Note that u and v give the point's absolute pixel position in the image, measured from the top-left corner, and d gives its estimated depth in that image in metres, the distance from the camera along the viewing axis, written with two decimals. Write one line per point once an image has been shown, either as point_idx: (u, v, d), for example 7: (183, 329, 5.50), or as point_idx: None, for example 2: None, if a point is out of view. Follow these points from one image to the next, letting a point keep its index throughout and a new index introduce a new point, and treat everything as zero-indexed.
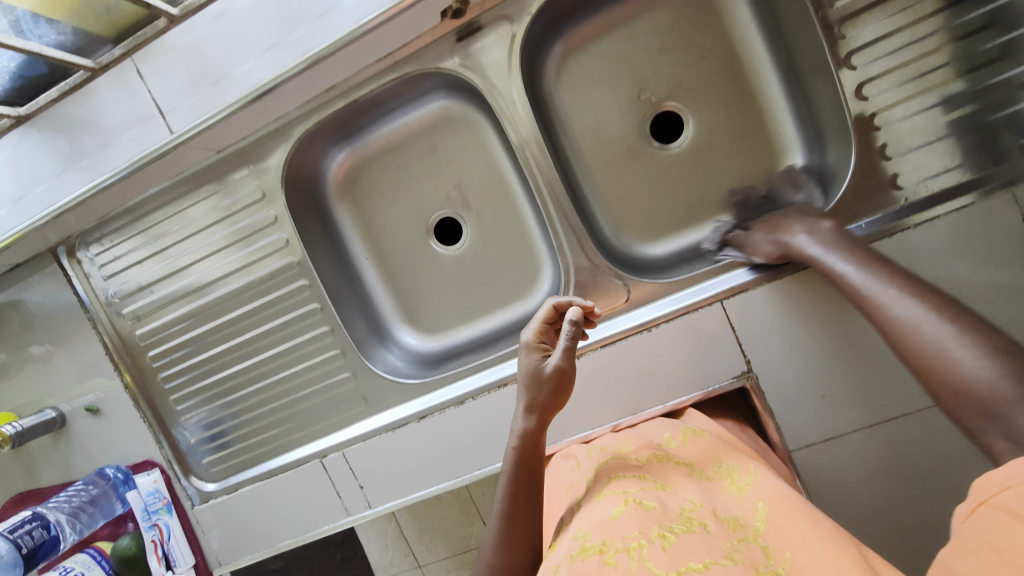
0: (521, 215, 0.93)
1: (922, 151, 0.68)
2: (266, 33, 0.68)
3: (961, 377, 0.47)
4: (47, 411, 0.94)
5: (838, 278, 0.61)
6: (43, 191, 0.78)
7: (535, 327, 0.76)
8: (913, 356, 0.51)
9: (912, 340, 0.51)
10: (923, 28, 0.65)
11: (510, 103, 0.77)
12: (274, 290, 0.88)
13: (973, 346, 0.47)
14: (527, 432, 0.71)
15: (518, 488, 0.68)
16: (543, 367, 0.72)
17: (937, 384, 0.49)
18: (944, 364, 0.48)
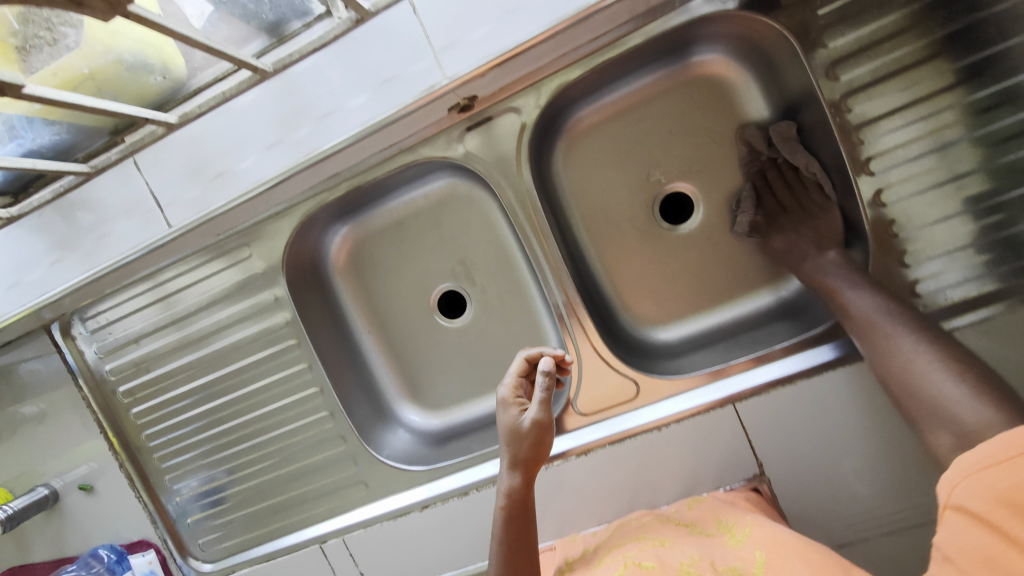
0: (527, 292, 0.91)
1: (943, 259, 0.66)
2: (269, 130, 0.66)
3: (930, 388, 0.55)
4: (40, 488, 0.92)
5: (849, 309, 0.65)
6: (40, 278, 0.76)
7: (511, 381, 0.72)
8: (890, 372, 0.60)
9: (890, 357, 0.60)
10: (945, 137, 0.64)
11: (515, 195, 0.75)
12: (274, 372, 0.86)
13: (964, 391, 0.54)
14: (514, 490, 0.68)
15: (511, 549, 0.66)
16: (521, 422, 0.68)
17: (909, 392, 0.58)
18: (916, 376, 0.57)
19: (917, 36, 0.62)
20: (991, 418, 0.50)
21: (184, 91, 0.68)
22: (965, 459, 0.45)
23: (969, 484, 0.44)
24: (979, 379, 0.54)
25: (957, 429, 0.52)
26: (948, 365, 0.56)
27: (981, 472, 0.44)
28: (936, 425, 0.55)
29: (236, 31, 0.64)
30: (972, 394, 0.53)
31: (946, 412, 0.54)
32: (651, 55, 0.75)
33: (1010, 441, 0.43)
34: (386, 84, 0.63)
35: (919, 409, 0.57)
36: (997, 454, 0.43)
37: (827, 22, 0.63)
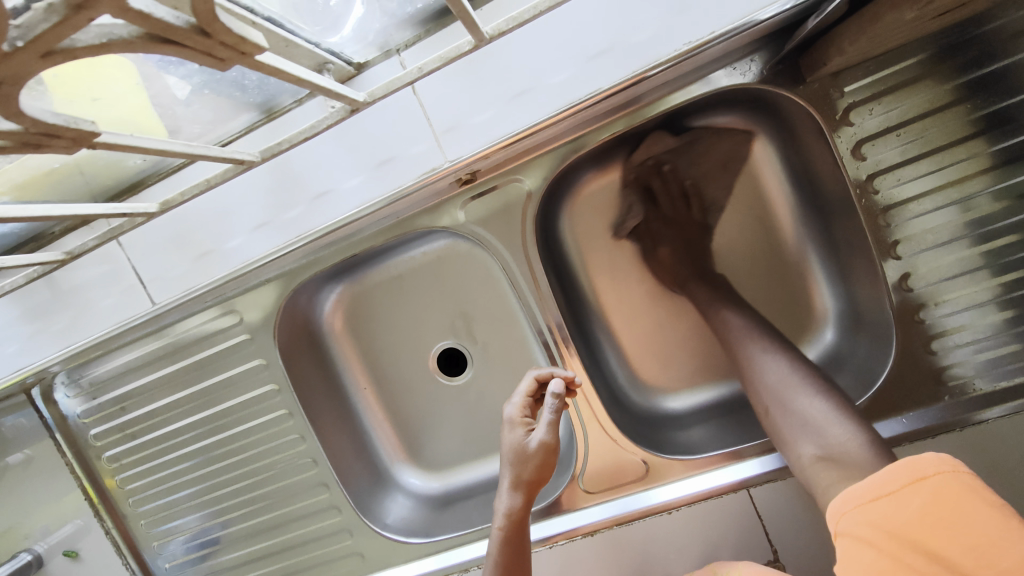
0: (531, 351, 0.84)
1: (968, 348, 0.63)
2: (255, 214, 0.69)
3: (798, 404, 0.59)
4: (23, 553, 0.87)
5: (725, 329, 0.67)
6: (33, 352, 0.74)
7: (519, 401, 0.69)
8: (767, 388, 0.62)
9: (769, 373, 0.62)
10: (973, 223, 0.61)
11: (518, 268, 0.70)
12: (267, 441, 0.82)
13: (833, 410, 0.57)
14: (515, 512, 0.65)
15: (506, 568, 0.63)
16: (527, 443, 0.65)
17: (776, 405, 0.61)
18: (789, 391, 0.60)
19: (947, 118, 0.59)
20: (847, 430, 0.55)
21: (165, 166, 0.66)
22: (853, 490, 0.49)
23: (860, 515, 0.48)
24: (836, 396, 0.58)
25: (822, 441, 0.55)
26: (815, 384, 0.60)
27: (869, 504, 0.48)
28: (798, 438, 0.58)
29: (216, 108, 0.61)
30: (834, 414, 0.56)
31: (817, 425, 0.56)
32: (664, 118, 0.70)
33: (891, 473, 0.47)
34: (384, 165, 0.66)
35: (786, 424, 0.59)
36: (884, 485, 0.47)
37: (854, 100, 0.60)
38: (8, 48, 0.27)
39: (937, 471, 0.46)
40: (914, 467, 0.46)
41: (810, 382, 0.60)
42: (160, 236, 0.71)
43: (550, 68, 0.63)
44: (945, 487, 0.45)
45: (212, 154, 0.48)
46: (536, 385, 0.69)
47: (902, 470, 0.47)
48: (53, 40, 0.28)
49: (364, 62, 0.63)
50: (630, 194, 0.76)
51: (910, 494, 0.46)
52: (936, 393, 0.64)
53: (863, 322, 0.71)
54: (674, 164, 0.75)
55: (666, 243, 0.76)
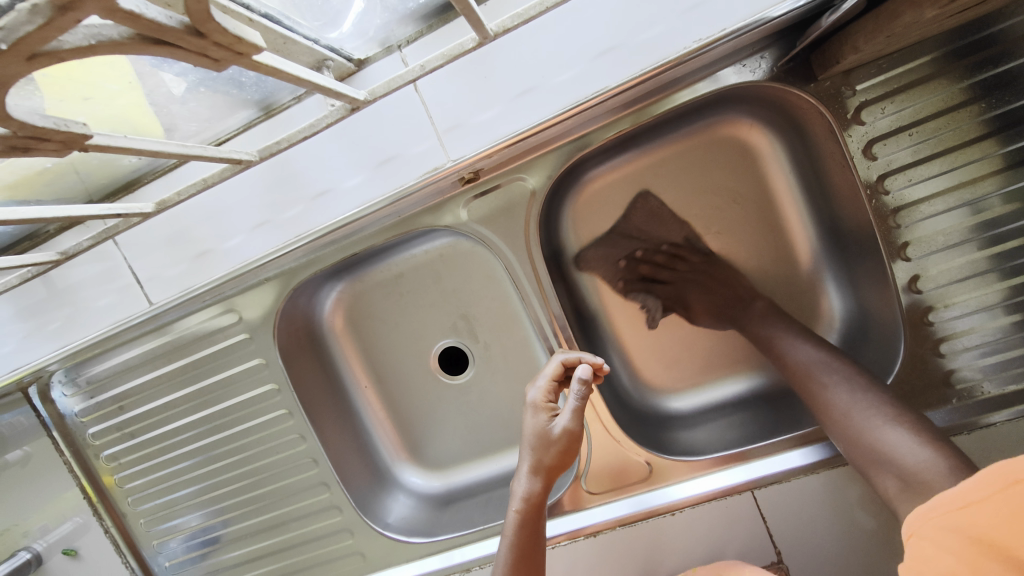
0: (533, 352, 0.84)
1: (976, 351, 0.62)
2: (256, 212, 0.68)
3: (871, 436, 0.55)
4: (22, 552, 0.86)
5: (786, 359, 0.64)
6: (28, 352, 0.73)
7: (544, 385, 0.67)
8: (835, 421, 0.58)
9: (835, 407, 0.58)
10: (984, 225, 0.60)
11: (521, 268, 0.69)
12: (268, 440, 0.82)
13: (910, 437, 0.53)
14: (534, 495, 0.64)
15: (521, 552, 0.62)
16: (551, 428, 0.64)
17: (849, 439, 0.57)
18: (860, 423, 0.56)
19: (960, 117, 0.58)
20: (929, 462, 0.51)
21: (161, 163, 0.64)
22: (942, 497, 0.43)
23: (943, 521, 0.42)
24: (912, 422, 0.54)
25: (902, 476, 0.52)
26: (888, 413, 0.55)
27: (955, 512, 0.42)
28: (878, 473, 0.54)
29: (214, 105, 0.60)
30: (914, 442, 0.52)
31: (894, 459, 0.53)
32: (669, 116, 0.69)
33: (981, 478, 0.41)
34: (386, 164, 0.65)
35: (862, 457, 0.56)
36: (971, 492, 0.41)
37: (866, 99, 0.59)
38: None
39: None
40: (1006, 471, 0.39)
41: (885, 411, 0.55)
42: (157, 233, 0.70)
43: (555, 65, 0.61)
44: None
45: (206, 154, 0.46)
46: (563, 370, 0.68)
47: (992, 476, 0.40)
48: (36, 43, 0.26)
49: (366, 58, 0.61)
50: (638, 295, 0.78)
51: (996, 500, 0.39)
52: (944, 396, 0.63)
53: (871, 324, 0.70)
54: (644, 246, 0.77)
55: (690, 293, 0.76)
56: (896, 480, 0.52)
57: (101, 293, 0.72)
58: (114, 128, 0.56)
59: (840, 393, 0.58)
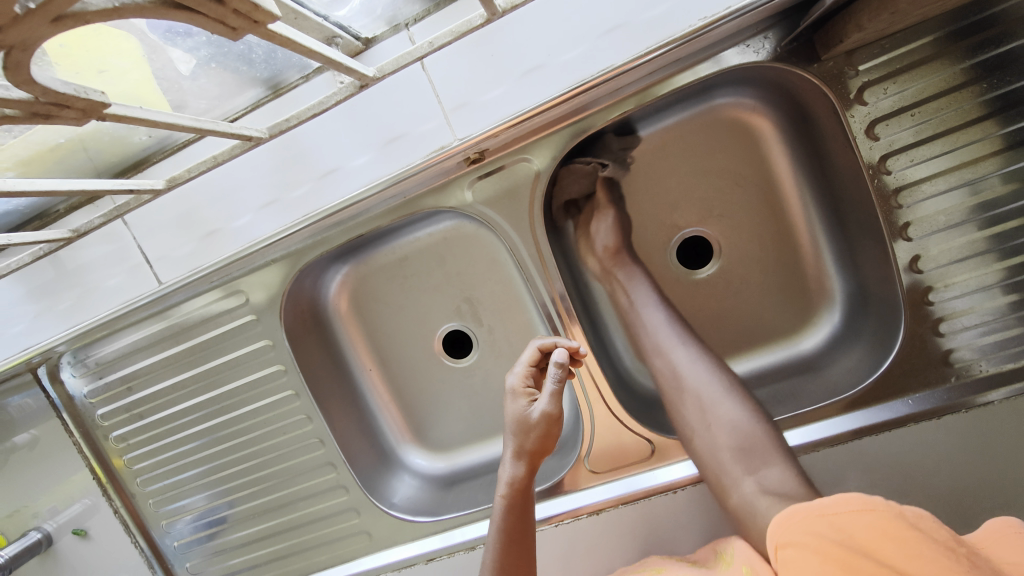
0: (537, 335, 0.85)
1: (976, 330, 0.63)
2: (264, 192, 0.69)
3: (728, 424, 0.63)
4: (33, 531, 0.87)
5: (652, 335, 0.69)
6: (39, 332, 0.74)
7: (522, 370, 0.69)
8: (697, 405, 0.64)
9: (701, 391, 0.65)
10: (983, 205, 0.61)
11: (525, 249, 0.70)
12: (274, 421, 0.83)
13: (769, 446, 0.61)
14: (518, 479, 0.65)
15: (510, 535, 0.63)
16: (530, 413, 0.65)
17: (707, 426, 0.64)
18: (717, 411, 0.63)
19: (961, 98, 0.59)
20: (777, 454, 0.60)
21: (171, 142, 0.65)
22: (804, 506, 0.51)
23: (803, 526, 0.50)
24: (755, 408, 0.64)
25: (757, 469, 0.59)
26: (738, 400, 0.64)
27: (816, 520, 0.50)
28: (733, 469, 0.61)
29: (223, 83, 0.60)
30: (771, 448, 0.61)
31: (748, 449, 0.61)
32: (673, 98, 0.70)
33: (845, 499, 0.50)
34: (394, 144, 0.66)
35: (720, 448, 0.62)
36: (834, 507, 0.50)
37: (868, 79, 0.59)
38: (19, 10, 0.27)
39: (887, 507, 0.49)
40: (865, 500, 0.50)
41: (736, 399, 0.64)
42: (167, 214, 0.71)
43: (559, 44, 0.61)
44: (890, 518, 0.48)
45: (219, 130, 0.47)
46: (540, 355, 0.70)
47: (855, 499, 0.50)
48: (65, 4, 0.27)
49: (373, 37, 0.62)
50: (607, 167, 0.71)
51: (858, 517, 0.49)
52: (943, 375, 0.64)
53: (871, 305, 0.71)
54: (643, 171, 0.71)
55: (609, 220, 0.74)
56: (753, 478, 0.59)
57: (112, 274, 0.73)
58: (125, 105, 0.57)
59: (701, 377, 0.66)
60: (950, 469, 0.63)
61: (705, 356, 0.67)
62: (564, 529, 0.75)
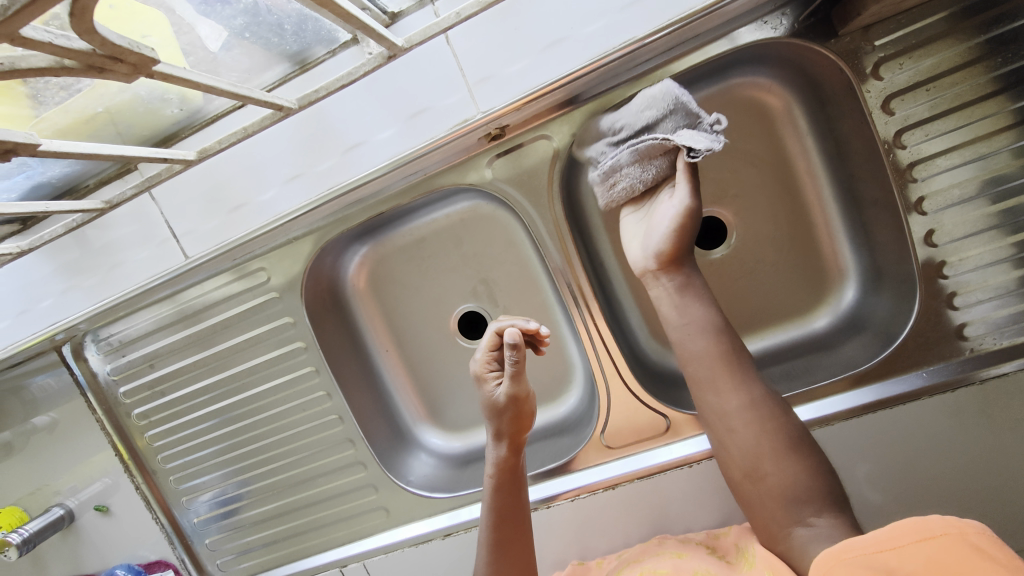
0: (553, 315, 0.86)
1: (990, 302, 0.64)
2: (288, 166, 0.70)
3: (777, 473, 0.57)
4: (55, 508, 0.89)
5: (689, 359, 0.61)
6: (69, 308, 0.77)
7: (483, 356, 0.71)
8: (745, 449, 0.58)
9: (751, 434, 0.58)
10: (997, 179, 0.62)
11: (543, 226, 0.71)
12: (293, 399, 0.84)
13: (821, 497, 0.55)
14: (502, 459, 0.69)
15: (503, 509, 0.68)
16: (495, 398, 0.69)
17: (758, 472, 0.58)
18: (769, 459, 0.57)
19: (975, 73, 0.60)
20: (832, 507, 0.55)
21: (200, 117, 0.67)
22: (855, 541, 0.47)
23: (855, 562, 0.46)
24: (813, 456, 0.57)
25: (807, 522, 0.55)
26: (793, 447, 0.57)
27: (870, 556, 0.46)
28: (779, 515, 0.57)
29: (254, 57, 0.62)
30: (821, 496, 0.55)
31: (798, 501, 0.56)
32: (691, 76, 0.71)
33: (898, 528, 0.46)
34: (417, 118, 0.67)
35: (768, 493, 0.57)
36: (889, 539, 0.46)
37: (884, 55, 0.60)
38: None
39: (947, 533, 0.44)
40: (921, 526, 0.45)
41: (790, 444, 0.57)
42: (195, 189, 0.73)
43: (580, 18, 0.63)
44: (950, 546, 0.43)
45: (257, 96, 0.52)
46: (497, 338, 0.71)
47: (909, 528, 0.45)
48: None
49: (399, 12, 0.64)
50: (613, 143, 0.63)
51: (916, 545, 0.44)
52: (956, 348, 0.65)
53: (885, 280, 0.72)
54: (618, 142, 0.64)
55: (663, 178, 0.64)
56: (804, 527, 0.55)
57: (139, 250, 0.75)
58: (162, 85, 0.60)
59: (754, 419, 0.59)
60: (953, 438, 0.66)
61: (762, 397, 0.59)
62: (579, 503, 0.76)
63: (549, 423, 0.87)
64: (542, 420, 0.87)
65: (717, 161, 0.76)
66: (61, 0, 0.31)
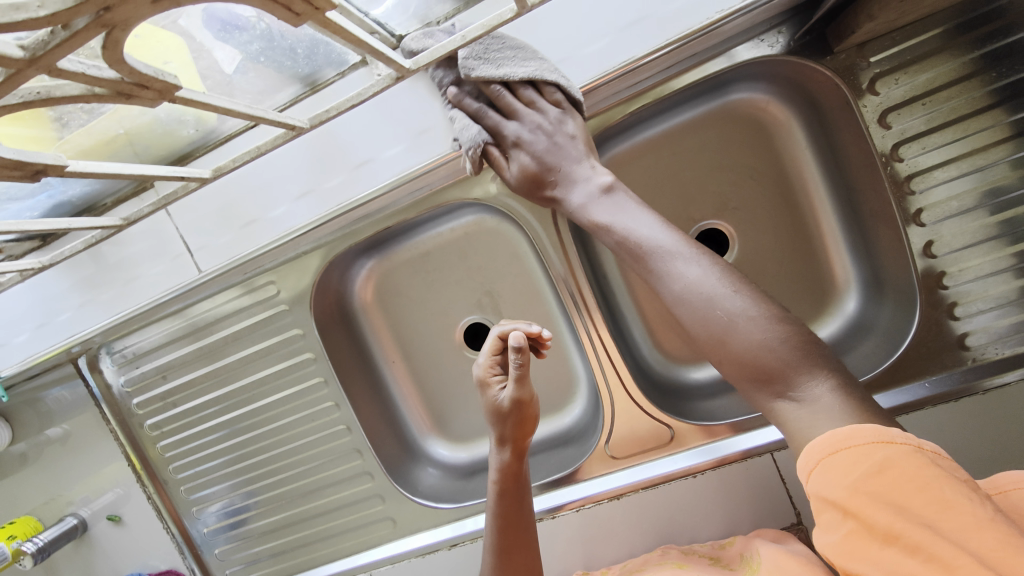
0: (557, 326, 0.87)
1: (991, 313, 0.65)
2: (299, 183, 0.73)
3: (745, 353, 0.49)
4: (69, 517, 0.90)
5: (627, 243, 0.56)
6: (87, 321, 0.79)
7: (486, 360, 0.72)
8: (705, 334, 0.51)
9: (705, 322, 0.51)
10: (994, 189, 0.63)
11: (547, 239, 0.73)
12: (302, 409, 0.86)
13: (799, 361, 0.48)
14: (506, 465, 0.70)
15: (506, 516, 0.68)
16: (500, 402, 0.70)
17: (719, 355, 0.51)
18: (731, 337, 0.50)
19: (970, 87, 0.61)
20: (814, 371, 0.48)
21: (215, 137, 0.70)
22: (814, 444, 0.45)
23: (822, 471, 0.43)
24: (778, 321, 0.50)
25: (788, 392, 0.48)
26: (753, 318, 0.50)
27: (828, 461, 0.43)
28: (758, 394, 0.50)
29: (267, 78, 0.65)
30: (794, 359, 0.48)
31: (772, 374, 0.49)
32: (690, 92, 0.72)
33: (858, 429, 0.43)
34: (423, 136, 0.69)
35: (740, 374, 0.50)
36: (846, 439, 0.43)
37: (880, 70, 0.62)
38: None
39: (905, 441, 0.42)
40: (880, 433, 0.43)
41: (749, 319, 0.50)
42: (210, 206, 0.75)
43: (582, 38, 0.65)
44: (909, 453, 0.41)
45: (270, 118, 0.52)
46: (501, 342, 0.71)
47: (868, 432, 0.43)
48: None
49: (406, 35, 0.68)
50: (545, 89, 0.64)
51: (873, 448, 0.42)
52: (958, 357, 0.66)
53: (887, 291, 0.72)
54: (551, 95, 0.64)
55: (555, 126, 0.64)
56: (787, 402, 0.48)
57: (155, 265, 0.77)
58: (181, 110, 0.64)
59: (704, 294, 0.51)
60: (955, 447, 0.66)
61: (709, 270, 0.52)
62: (585, 513, 0.77)
63: (554, 435, 0.88)
64: (546, 432, 0.88)
65: (717, 176, 0.77)
66: (96, 33, 0.33)
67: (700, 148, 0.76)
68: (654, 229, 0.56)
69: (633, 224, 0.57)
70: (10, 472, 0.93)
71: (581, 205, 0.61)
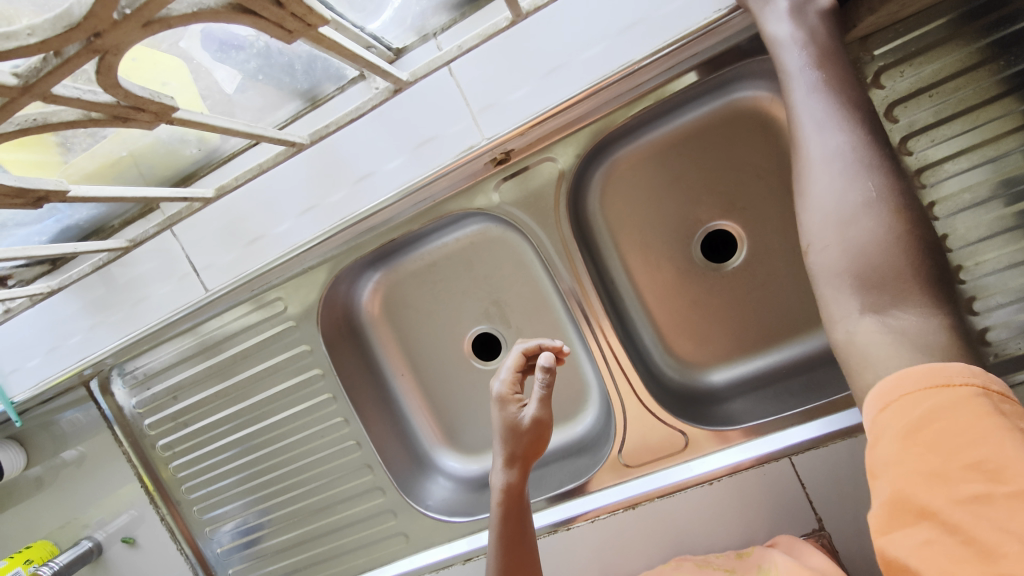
0: (566, 334, 0.85)
1: (1012, 306, 0.63)
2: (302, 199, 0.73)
3: (857, 244, 0.46)
4: (84, 540, 0.90)
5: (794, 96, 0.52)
6: (97, 344, 0.80)
7: (507, 377, 0.71)
8: (824, 213, 0.48)
9: (839, 197, 0.47)
10: (1011, 179, 0.61)
11: (552, 247, 0.72)
12: (313, 425, 0.86)
13: (898, 297, 0.45)
14: (511, 485, 0.68)
15: (510, 541, 0.67)
16: (520, 420, 0.69)
17: (827, 240, 0.48)
18: (852, 226, 0.46)
19: (978, 77, 0.60)
20: (917, 298, 0.45)
21: (218, 155, 0.72)
22: (870, 393, 0.43)
23: (873, 426, 0.41)
24: (907, 233, 0.46)
25: (881, 308, 0.45)
26: (883, 216, 0.46)
27: (878, 414, 0.41)
28: (845, 301, 0.47)
29: (266, 96, 0.66)
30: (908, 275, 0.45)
31: (878, 282, 0.45)
32: (694, 93, 0.71)
33: (911, 374, 0.41)
34: (424, 147, 0.69)
35: (835, 268, 0.47)
36: (895, 389, 0.41)
37: (885, 63, 0.61)
38: (117, 17, 0.35)
39: (967, 383, 0.39)
40: (938, 374, 0.40)
41: (881, 216, 0.46)
42: (215, 224, 0.76)
43: (579, 43, 0.64)
44: (965, 400, 0.38)
45: (270, 135, 0.61)
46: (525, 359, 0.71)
47: (922, 374, 0.40)
48: (153, 10, 0.36)
49: (403, 48, 0.69)
50: None
51: (922, 398, 0.39)
52: (980, 353, 0.64)
53: None
54: None
55: None
56: (874, 316, 0.45)
57: (162, 285, 0.78)
58: (182, 132, 0.66)
59: (853, 169, 0.48)
60: None
61: (868, 152, 0.48)
62: (599, 524, 0.75)
63: (567, 443, 0.86)
64: (559, 441, 0.87)
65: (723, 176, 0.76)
66: (90, 59, 0.37)
67: (707, 150, 0.75)
68: (834, 87, 0.50)
69: (799, 74, 0.52)
70: (25, 496, 0.94)
71: (785, 13, 0.54)
